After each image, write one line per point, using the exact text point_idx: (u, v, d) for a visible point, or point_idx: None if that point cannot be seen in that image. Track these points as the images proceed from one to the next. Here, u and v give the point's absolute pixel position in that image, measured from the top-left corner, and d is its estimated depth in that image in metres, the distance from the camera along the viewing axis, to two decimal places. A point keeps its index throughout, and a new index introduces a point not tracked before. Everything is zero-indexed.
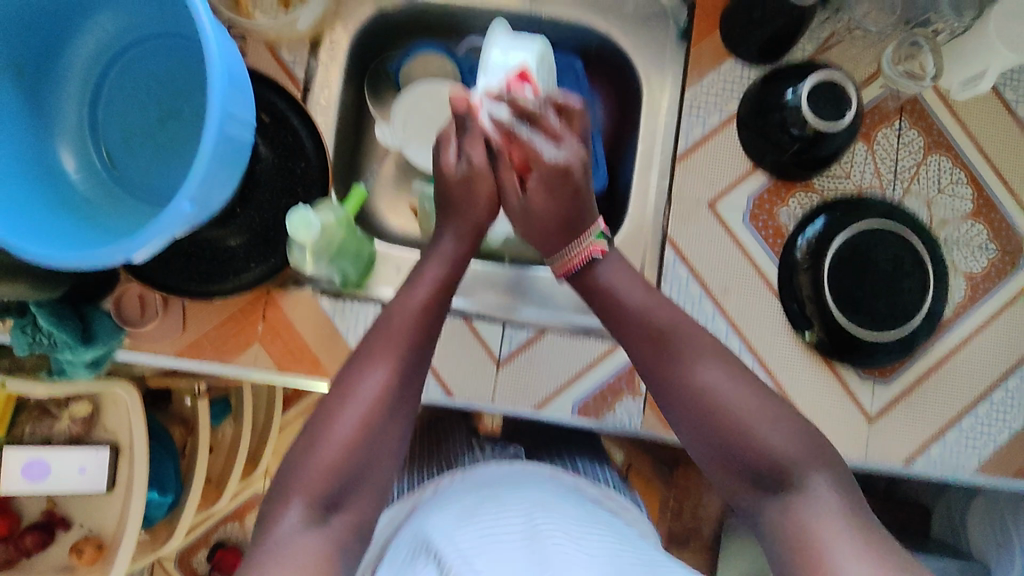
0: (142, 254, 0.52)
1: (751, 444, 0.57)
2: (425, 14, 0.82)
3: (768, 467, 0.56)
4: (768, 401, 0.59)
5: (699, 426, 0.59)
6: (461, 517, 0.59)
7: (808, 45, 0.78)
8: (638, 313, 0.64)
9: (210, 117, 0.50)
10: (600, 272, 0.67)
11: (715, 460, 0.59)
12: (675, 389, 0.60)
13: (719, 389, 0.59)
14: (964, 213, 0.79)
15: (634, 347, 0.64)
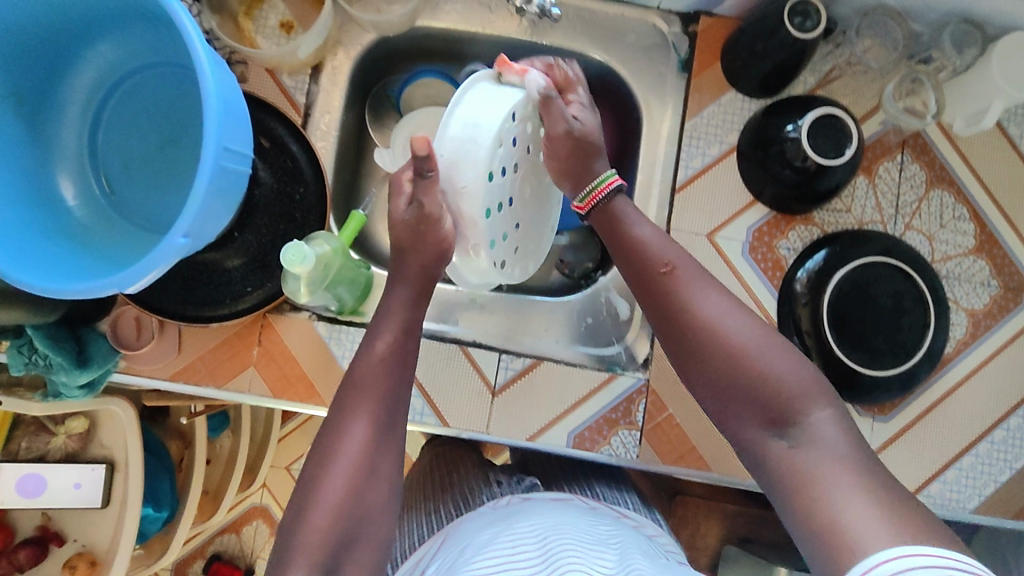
0: (136, 285, 0.52)
1: (756, 378, 0.51)
2: (428, 40, 0.83)
3: (776, 400, 0.50)
4: (776, 337, 0.54)
5: (703, 360, 0.54)
6: (481, 543, 0.58)
7: (810, 78, 0.78)
8: (642, 245, 0.60)
9: (206, 150, 0.50)
10: (621, 206, 0.63)
11: (722, 404, 0.53)
12: (680, 323, 0.55)
13: (722, 319, 0.54)
14: (966, 249, 0.78)
15: (640, 285, 0.59)
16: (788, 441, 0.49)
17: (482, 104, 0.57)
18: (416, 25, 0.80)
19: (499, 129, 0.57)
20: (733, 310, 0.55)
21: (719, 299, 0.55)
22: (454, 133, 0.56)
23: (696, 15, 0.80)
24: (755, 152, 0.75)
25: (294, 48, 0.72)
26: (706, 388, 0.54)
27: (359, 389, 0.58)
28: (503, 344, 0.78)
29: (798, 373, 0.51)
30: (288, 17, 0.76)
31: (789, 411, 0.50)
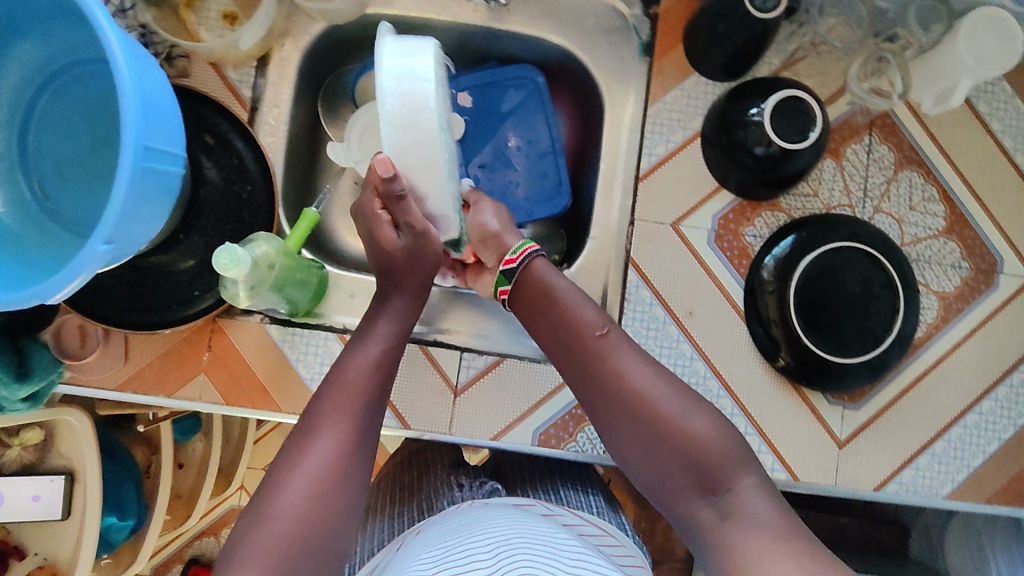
0: (59, 295, 0.49)
1: (688, 453, 0.57)
2: (381, 28, 0.79)
3: (705, 472, 0.57)
4: (694, 401, 0.60)
5: (635, 432, 0.60)
6: (438, 552, 0.57)
7: (775, 58, 0.76)
8: (571, 311, 0.64)
9: (126, 151, 0.47)
10: (542, 269, 0.67)
11: (663, 476, 0.58)
12: (614, 397, 0.60)
13: (655, 396, 0.59)
14: (936, 231, 0.77)
15: (573, 354, 0.63)
16: (718, 508, 0.55)
17: (407, 88, 0.53)
18: (367, 12, 0.77)
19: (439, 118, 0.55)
20: (664, 390, 0.60)
21: (649, 377, 0.61)
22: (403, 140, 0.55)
23: None
24: (720, 137, 0.73)
25: (236, 39, 0.69)
26: (639, 459, 0.60)
27: (332, 405, 0.58)
28: (468, 343, 0.76)
29: (723, 446, 0.58)
30: (230, 6, 0.73)
31: (719, 481, 0.56)
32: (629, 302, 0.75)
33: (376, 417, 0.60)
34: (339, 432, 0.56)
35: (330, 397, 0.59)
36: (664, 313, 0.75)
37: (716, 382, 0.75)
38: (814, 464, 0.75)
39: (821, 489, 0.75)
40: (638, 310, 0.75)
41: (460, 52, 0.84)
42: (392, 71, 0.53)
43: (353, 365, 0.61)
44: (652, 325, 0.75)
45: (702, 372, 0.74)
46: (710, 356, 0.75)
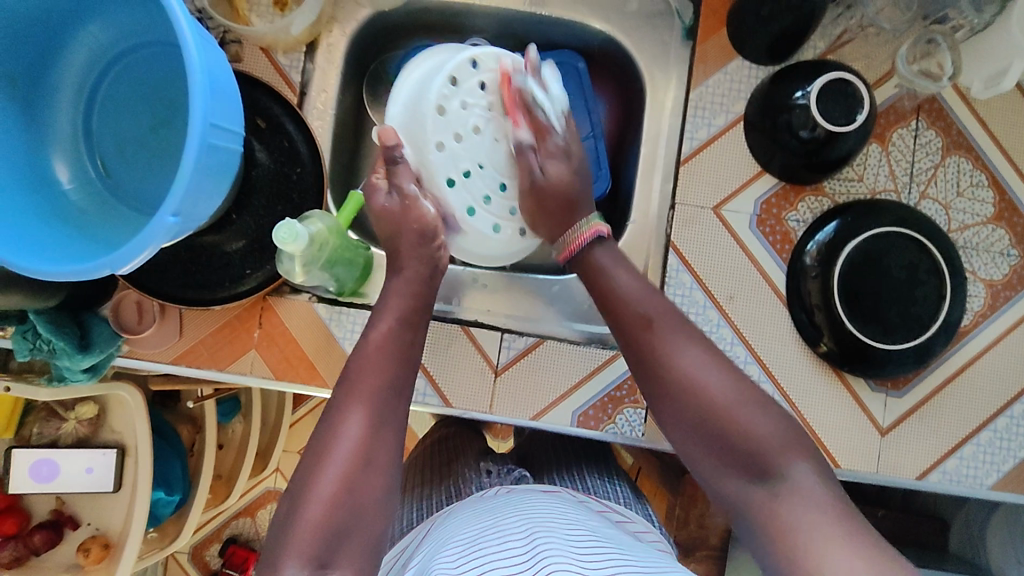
0: (129, 266, 0.51)
1: (733, 432, 0.54)
2: (425, 14, 0.80)
3: (749, 452, 0.53)
4: (748, 385, 0.56)
5: (686, 414, 0.56)
6: (468, 533, 0.58)
7: (820, 42, 0.75)
8: (627, 298, 0.61)
9: (193, 126, 0.49)
10: (600, 255, 0.65)
11: (703, 450, 0.55)
12: (662, 376, 0.57)
13: (702, 375, 0.56)
14: (984, 218, 0.76)
15: (622, 335, 0.61)
16: (767, 490, 0.52)
17: (419, 94, 0.68)
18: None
19: (439, 94, 0.68)
20: (711, 364, 0.57)
21: (697, 353, 0.57)
22: (397, 100, 0.68)
23: None
24: (764, 121, 0.72)
25: (287, 24, 0.70)
26: (687, 441, 0.56)
27: (351, 386, 0.56)
28: (478, 318, 0.78)
29: (774, 428, 0.54)
30: None
31: (765, 462, 0.52)
32: (669, 286, 0.75)
33: (404, 395, 0.58)
34: (362, 407, 0.55)
35: (353, 372, 0.57)
36: (704, 298, 0.75)
37: (756, 368, 0.74)
38: (855, 451, 0.74)
39: (863, 477, 0.74)
40: (679, 294, 0.75)
41: (502, 39, 0.85)
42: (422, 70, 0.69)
43: (369, 339, 0.60)
44: (692, 309, 0.75)
45: (742, 357, 0.74)
46: (751, 342, 0.75)
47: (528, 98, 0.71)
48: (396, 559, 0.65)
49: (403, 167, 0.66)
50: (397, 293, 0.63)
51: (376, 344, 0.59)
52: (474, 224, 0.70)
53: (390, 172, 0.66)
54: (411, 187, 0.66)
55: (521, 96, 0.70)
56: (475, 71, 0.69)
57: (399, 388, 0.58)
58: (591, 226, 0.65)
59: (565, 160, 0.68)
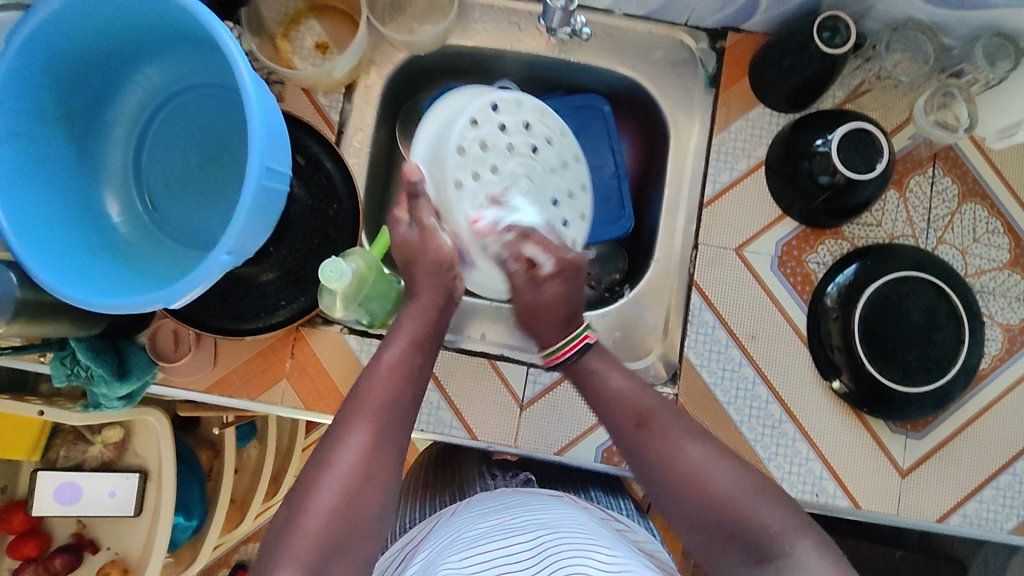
0: (180, 301, 0.53)
1: (736, 518, 0.53)
2: (458, 58, 0.84)
3: (748, 535, 0.53)
4: (758, 478, 0.56)
5: (689, 509, 0.55)
6: (475, 534, 0.58)
7: (839, 92, 0.78)
8: (622, 396, 0.62)
9: (251, 170, 0.51)
10: (591, 359, 0.65)
11: (705, 543, 0.55)
12: (663, 473, 0.57)
13: (705, 468, 0.56)
14: (1000, 263, 0.77)
15: (618, 438, 0.62)
16: (771, 574, 0.50)
17: (439, 133, 0.71)
18: (447, 44, 0.82)
19: (459, 135, 0.69)
20: (711, 457, 0.57)
21: (696, 448, 0.57)
22: (420, 140, 0.72)
23: (723, 31, 0.80)
24: (785, 166, 0.75)
25: (331, 69, 0.74)
26: (690, 533, 0.56)
27: (359, 403, 0.57)
28: (503, 352, 0.79)
29: (780, 515, 0.53)
30: (324, 38, 0.79)
31: (767, 547, 0.51)
32: (692, 325, 0.77)
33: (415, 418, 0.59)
34: (367, 423, 0.56)
35: (362, 392, 0.58)
36: (726, 337, 0.76)
37: (778, 407, 0.76)
38: (877, 491, 0.75)
39: (882, 518, 0.75)
40: (702, 332, 0.76)
41: (530, 82, 0.88)
42: (444, 109, 0.73)
43: (381, 361, 0.60)
44: (714, 348, 0.76)
45: (764, 397, 0.76)
46: (772, 381, 0.76)
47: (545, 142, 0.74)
48: (394, 557, 0.65)
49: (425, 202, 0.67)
50: (431, 326, 0.65)
51: (387, 366, 0.59)
52: (488, 258, 0.71)
53: (412, 205, 0.66)
54: (429, 219, 0.66)
55: (537, 138, 0.73)
56: (497, 113, 0.71)
57: (405, 410, 0.58)
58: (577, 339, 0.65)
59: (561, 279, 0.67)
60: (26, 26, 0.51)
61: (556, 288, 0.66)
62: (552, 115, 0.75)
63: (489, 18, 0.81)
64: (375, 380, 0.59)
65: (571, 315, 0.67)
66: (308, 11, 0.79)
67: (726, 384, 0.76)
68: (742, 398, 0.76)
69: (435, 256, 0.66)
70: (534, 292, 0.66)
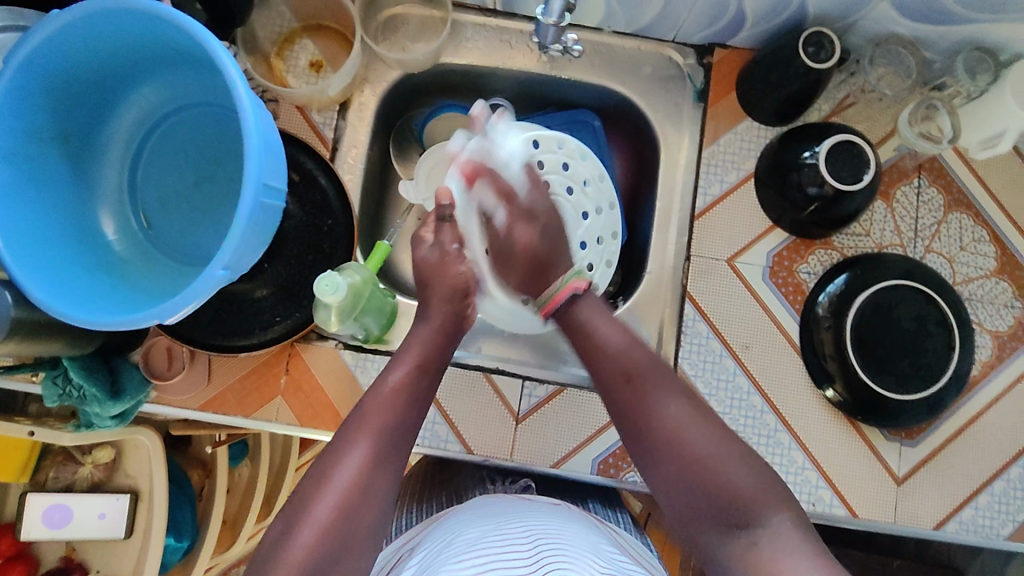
0: (175, 317, 0.53)
1: (716, 484, 0.54)
2: (450, 76, 0.85)
3: (724, 498, 0.54)
4: (736, 444, 0.57)
5: (671, 467, 0.57)
6: (469, 537, 0.57)
7: (824, 105, 0.79)
8: (610, 352, 0.63)
9: (247, 187, 0.52)
10: (581, 309, 0.65)
11: (678, 501, 0.56)
12: (645, 434, 0.59)
13: (686, 429, 0.57)
14: (987, 271, 0.79)
15: (606, 390, 0.62)
16: (746, 539, 0.52)
17: (483, 153, 0.70)
18: (440, 62, 0.83)
19: (504, 165, 0.70)
20: (693, 419, 0.58)
21: (681, 409, 0.58)
22: (462, 158, 0.70)
23: (711, 47, 0.82)
24: (774, 178, 0.76)
25: (325, 86, 0.75)
26: (669, 495, 0.57)
27: (363, 419, 0.57)
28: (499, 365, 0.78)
29: (752, 480, 0.54)
30: (318, 56, 0.80)
31: (744, 519, 0.53)
32: (686, 336, 0.77)
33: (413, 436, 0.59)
34: (369, 439, 0.56)
35: (368, 406, 0.58)
36: (720, 347, 0.77)
37: (773, 417, 0.76)
38: (873, 500, 0.75)
39: (880, 527, 0.75)
40: (696, 342, 0.77)
41: (522, 98, 0.89)
42: (495, 128, 0.71)
43: (386, 381, 0.61)
44: (709, 358, 0.77)
45: (759, 406, 0.76)
46: (767, 391, 0.76)
47: (582, 183, 0.76)
48: (386, 558, 0.65)
49: (449, 226, 0.70)
50: (425, 335, 0.65)
51: (393, 387, 0.60)
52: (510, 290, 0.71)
53: (438, 227, 0.70)
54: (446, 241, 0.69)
55: (575, 179, 0.75)
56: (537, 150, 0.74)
57: (408, 427, 0.59)
58: (566, 285, 0.65)
59: (532, 223, 0.68)
60: (24, 48, 0.51)
61: (527, 230, 0.68)
62: (591, 156, 0.77)
63: (481, 36, 0.82)
64: (379, 396, 0.59)
65: (545, 262, 0.68)
66: (301, 30, 0.80)
67: (721, 394, 0.76)
68: (737, 408, 0.76)
69: (447, 278, 0.67)
70: (505, 239, 0.69)
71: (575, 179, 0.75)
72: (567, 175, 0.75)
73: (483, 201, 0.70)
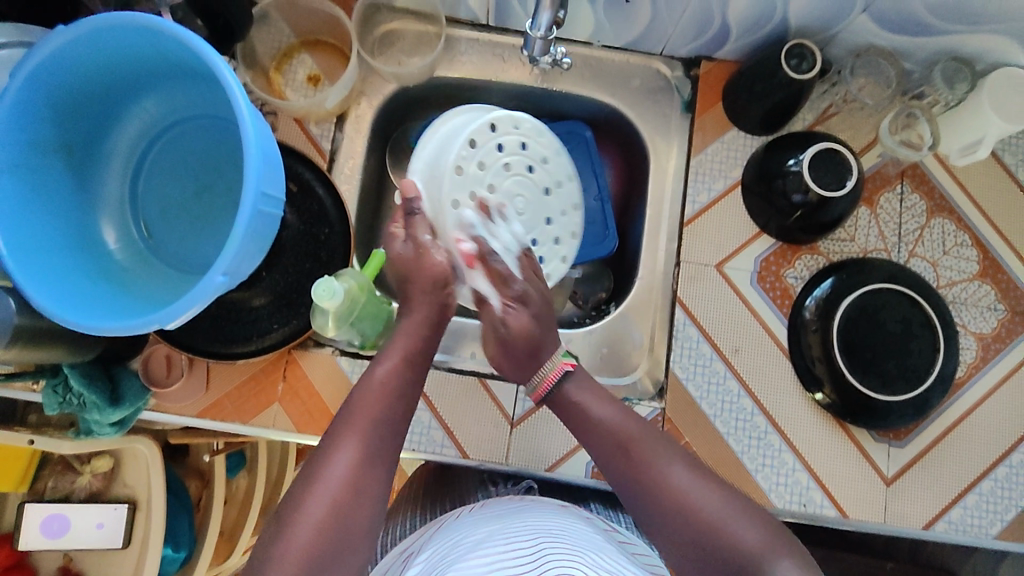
0: (175, 322, 0.54)
1: (727, 548, 0.53)
2: (444, 89, 0.87)
3: (743, 567, 0.53)
4: (740, 505, 0.56)
5: (682, 540, 0.55)
6: (478, 537, 0.59)
7: (808, 115, 0.82)
8: (604, 426, 0.61)
9: (246, 196, 0.53)
10: (570, 391, 0.64)
11: (702, 572, 0.55)
12: (650, 504, 0.57)
13: (691, 493, 0.56)
14: (970, 275, 0.81)
15: (606, 464, 0.61)
16: None
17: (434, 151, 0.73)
18: (434, 75, 0.85)
19: (458, 156, 0.72)
20: (696, 482, 0.57)
21: (682, 473, 0.58)
22: (418, 159, 0.73)
23: (697, 59, 0.84)
24: (760, 186, 0.78)
25: (322, 99, 0.77)
26: (689, 567, 0.55)
27: (348, 419, 0.57)
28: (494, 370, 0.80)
29: (762, 535, 0.54)
30: (315, 70, 0.82)
31: None
32: (677, 340, 0.79)
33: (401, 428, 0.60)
34: (354, 440, 0.56)
35: (356, 403, 0.59)
36: (710, 350, 0.78)
37: (763, 419, 0.77)
38: (863, 500, 0.76)
39: (870, 527, 0.76)
40: (686, 346, 0.78)
41: (514, 110, 0.92)
42: (445, 122, 0.74)
43: (373, 376, 0.61)
44: (699, 362, 0.78)
45: (749, 409, 0.77)
46: (757, 394, 0.78)
47: (541, 162, 0.77)
48: (393, 560, 0.65)
49: (421, 219, 0.68)
50: (409, 329, 0.64)
51: (379, 382, 0.60)
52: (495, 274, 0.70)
53: (408, 222, 0.68)
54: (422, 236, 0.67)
55: (534, 158, 0.77)
56: (495, 134, 0.74)
57: (394, 424, 0.59)
58: (555, 368, 0.63)
59: (525, 308, 0.64)
60: (30, 65, 0.53)
61: (520, 315, 0.64)
62: (547, 133, 0.78)
63: (474, 50, 0.85)
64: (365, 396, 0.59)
65: (536, 348, 0.64)
66: (299, 45, 0.82)
67: (711, 397, 0.77)
68: (728, 411, 0.77)
69: (426, 270, 0.65)
70: (502, 326, 0.64)
71: (534, 158, 0.77)
72: (526, 155, 0.76)
73: (483, 283, 0.66)
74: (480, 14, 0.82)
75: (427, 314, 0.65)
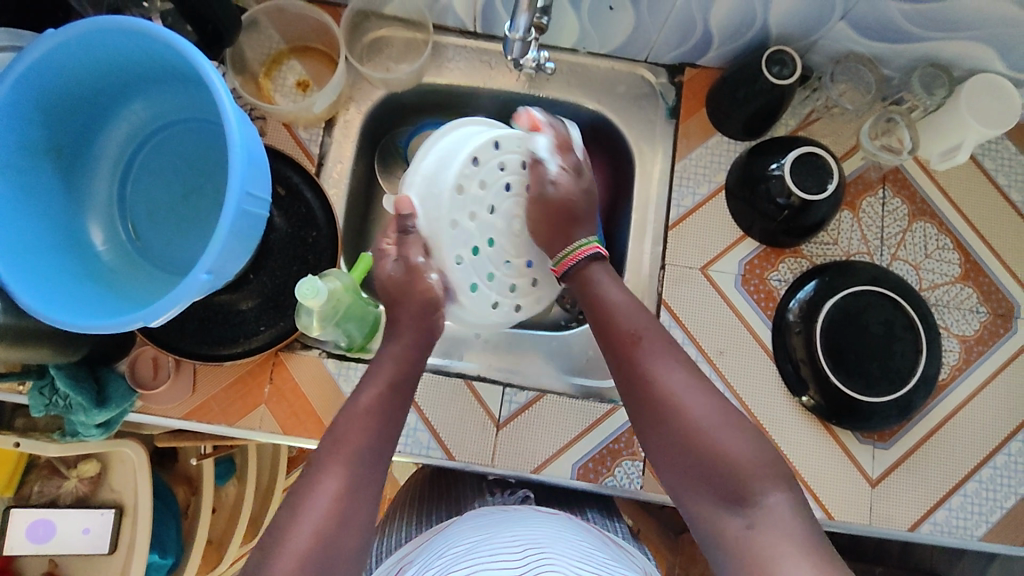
0: (158, 320, 0.54)
1: (711, 454, 0.55)
2: (433, 96, 0.88)
3: (723, 476, 0.54)
4: (732, 416, 0.57)
5: (671, 431, 0.57)
6: (464, 546, 0.58)
7: (791, 120, 0.83)
8: (617, 313, 0.63)
9: (229, 195, 0.54)
10: (592, 274, 0.67)
11: (682, 477, 0.56)
12: (647, 399, 0.59)
13: (684, 395, 0.58)
14: (952, 277, 0.81)
15: (610, 350, 0.63)
16: (743, 518, 0.52)
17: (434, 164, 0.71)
18: (422, 82, 0.86)
19: (459, 174, 0.70)
20: (690, 386, 0.58)
21: (680, 376, 0.59)
22: (417, 170, 0.71)
23: (681, 66, 0.86)
24: (742, 190, 0.79)
25: (310, 104, 0.78)
26: (671, 467, 0.57)
27: (336, 445, 0.58)
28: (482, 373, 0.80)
29: (751, 453, 0.55)
30: (304, 76, 0.83)
31: (742, 490, 0.53)
32: None
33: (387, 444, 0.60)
34: (340, 465, 0.56)
35: (339, 430, 0.59)
36: (695, 352, 0.79)
37: (748, 421, 0.78)
38: (848, 502, 0.76)
39: (856, 529, 0.76)
40: None
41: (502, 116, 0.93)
42: (449, 135, 0.72)
43: (357, 402, 0.61)
44: None
45: (734, 411, 0.78)
46: (742, 397, 0.78)
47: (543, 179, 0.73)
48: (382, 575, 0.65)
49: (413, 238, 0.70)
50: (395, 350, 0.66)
51: (364, 407, 0.60)
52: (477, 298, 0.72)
53: (401, 241, 0.70)
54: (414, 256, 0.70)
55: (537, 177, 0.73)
56: (497, 151, 0.71)
57: (382, 446, 0.59)
58: (586, 246, 0.68)
59: (575, 175, 0.72)
60: (19, 66, 0.54)
61: (572, 181, 0.71)
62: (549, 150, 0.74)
63: (462, 57, 0.86)
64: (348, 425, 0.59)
65: (575, 215, 0.70)
66: (289, 52, 0.84)
67: None
68: None
69: (415, 293, 0.68)
70: (550, 187, 0.70)
71: (536, 177, 0.73)
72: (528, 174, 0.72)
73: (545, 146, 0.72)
74: (467, 22, 0.84)
75: (417, 329, 0.68)
